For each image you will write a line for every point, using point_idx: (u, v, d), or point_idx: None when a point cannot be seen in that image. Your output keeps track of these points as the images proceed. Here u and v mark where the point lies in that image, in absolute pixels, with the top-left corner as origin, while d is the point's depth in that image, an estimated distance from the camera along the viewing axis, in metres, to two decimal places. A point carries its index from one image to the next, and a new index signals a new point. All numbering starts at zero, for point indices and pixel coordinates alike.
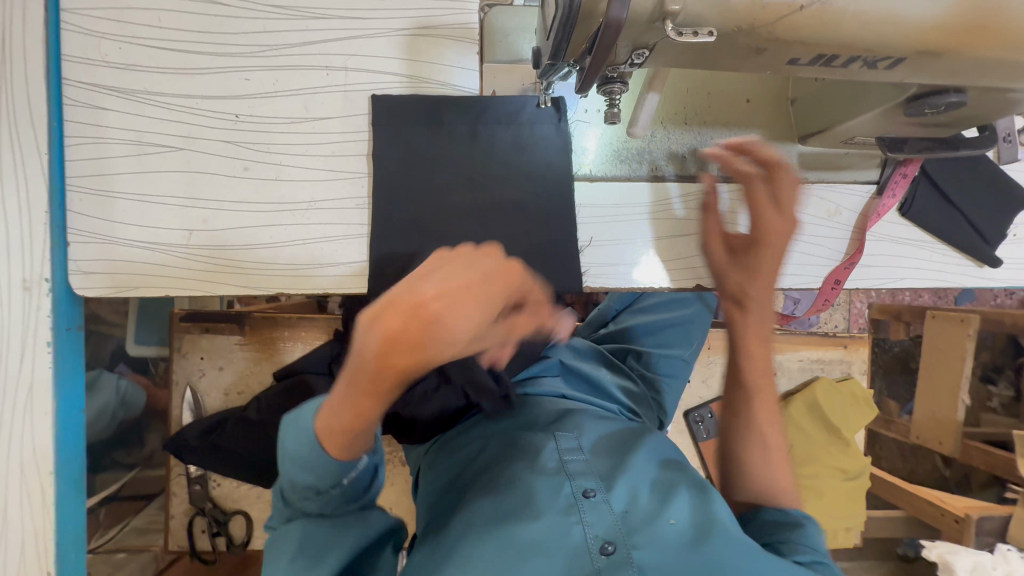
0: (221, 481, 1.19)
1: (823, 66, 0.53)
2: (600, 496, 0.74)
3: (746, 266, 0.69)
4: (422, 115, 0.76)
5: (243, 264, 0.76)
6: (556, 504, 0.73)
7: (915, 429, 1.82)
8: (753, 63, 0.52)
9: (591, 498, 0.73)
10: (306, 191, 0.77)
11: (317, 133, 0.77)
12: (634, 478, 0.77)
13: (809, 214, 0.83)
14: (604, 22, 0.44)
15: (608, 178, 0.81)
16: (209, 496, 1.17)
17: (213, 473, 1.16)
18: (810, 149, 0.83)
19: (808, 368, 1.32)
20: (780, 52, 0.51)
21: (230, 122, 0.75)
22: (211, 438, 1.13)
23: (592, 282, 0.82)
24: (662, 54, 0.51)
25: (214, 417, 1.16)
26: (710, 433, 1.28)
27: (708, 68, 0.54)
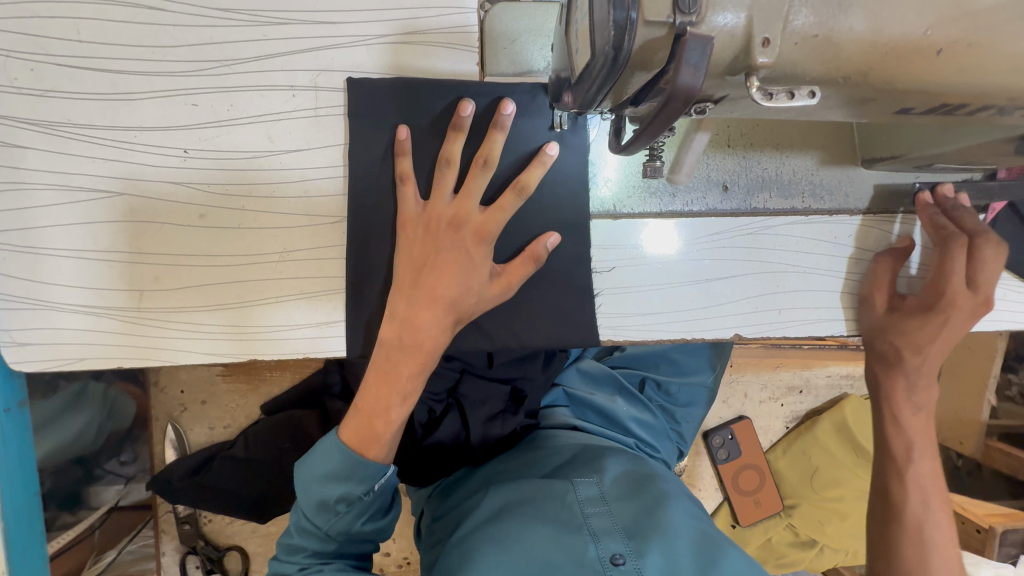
0: (213, 517, 1.12)
1: (942, 114, 0.40)
2: (632, 564, 0.66)
3: (905, 332, 0.67)
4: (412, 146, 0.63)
5: (207, 327, 0.65)
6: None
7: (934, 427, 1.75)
8: (847, 112, 0.39)
9: (621, 567, 0.65)
10: (276, 241, 0.64)
11: (286, 169, 0.63)
12: (669, 540, 0.69)
13: (868, 249, 0.71)
14: (667, 88, 0.31)
15: (636, 216, 0.68)
16: (200, 533, 1.11)
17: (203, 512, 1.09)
18: (874, 173, 0.70)
19: (836, 384, 1.23)
20: (891, 102, 0.37)
21: (178, 159, 0.62)
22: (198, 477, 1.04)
23: (615, 336, 0.70)
24: (731, 107, 0.38)
25: (196, 458, 1.06)
26: (731, 456, 1.21)
27: (788, 117, 0.41)
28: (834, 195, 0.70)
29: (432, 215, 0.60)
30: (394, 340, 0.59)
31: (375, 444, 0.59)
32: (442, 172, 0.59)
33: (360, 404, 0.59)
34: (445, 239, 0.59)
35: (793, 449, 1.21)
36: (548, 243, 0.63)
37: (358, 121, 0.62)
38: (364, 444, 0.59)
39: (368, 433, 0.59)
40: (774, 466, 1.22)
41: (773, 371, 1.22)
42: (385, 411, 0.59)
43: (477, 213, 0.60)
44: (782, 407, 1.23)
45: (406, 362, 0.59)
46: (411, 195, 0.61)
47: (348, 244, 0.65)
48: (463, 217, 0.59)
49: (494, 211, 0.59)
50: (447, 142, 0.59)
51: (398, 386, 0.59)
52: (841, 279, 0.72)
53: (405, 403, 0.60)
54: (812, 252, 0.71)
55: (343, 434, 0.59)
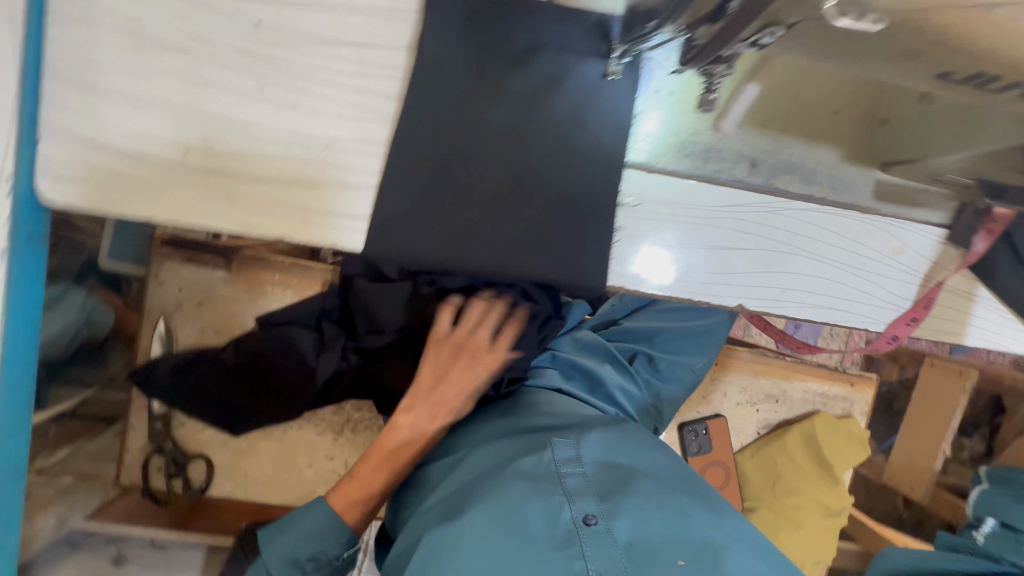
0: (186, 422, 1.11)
1: (975, 87, 0.44)
2: (602, 524, 0.62)
3: None
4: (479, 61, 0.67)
5: (242, 198, 0.66)
6: (552, 534, 0.61)
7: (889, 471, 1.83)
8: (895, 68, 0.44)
9: (593, 526, 0.61)
10: (327, 126, 0.66)
11: (350, 60, 0.66)
12: (644, 504, 0.65)
13: (871, 248, 0.76)
14: None
15: (667, 174, 0.72)
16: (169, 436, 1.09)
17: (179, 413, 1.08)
18: (888, 178, 0.75)
19: (810, 400, 1.28)
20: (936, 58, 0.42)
21: (250, 31, 0.64)
22: (180, 376, 1.04)
23: (629, 284, 0.74)
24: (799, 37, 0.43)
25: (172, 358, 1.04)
26: (701, 450, 1.24)
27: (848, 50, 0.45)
28: (850, 191, 0.75)
29: (446, 344, 0.84)
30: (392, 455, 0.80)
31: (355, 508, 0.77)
32: (464, 321, 0.85)
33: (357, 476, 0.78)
34: (451, 366, 0.83)
35: (760, 454, 1.25)
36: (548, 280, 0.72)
37: (427, 30, 0.66)
38: (345, 510, 0.76)
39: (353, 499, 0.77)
40: (741, 468, 1.26)
41: (754, 377, 1.27)
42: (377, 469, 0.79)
43: (477, 386, 0.84)
44: (756, 412, 1.27)
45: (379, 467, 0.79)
46: (444, 321, 0.86)
47: (393, 145, 0.67)
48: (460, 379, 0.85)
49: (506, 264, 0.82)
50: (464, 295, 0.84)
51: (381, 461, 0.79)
52: (842, 271, 0.77)
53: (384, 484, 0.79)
54: (820, 241, 0.76)
55: (331, 500, 0.77)
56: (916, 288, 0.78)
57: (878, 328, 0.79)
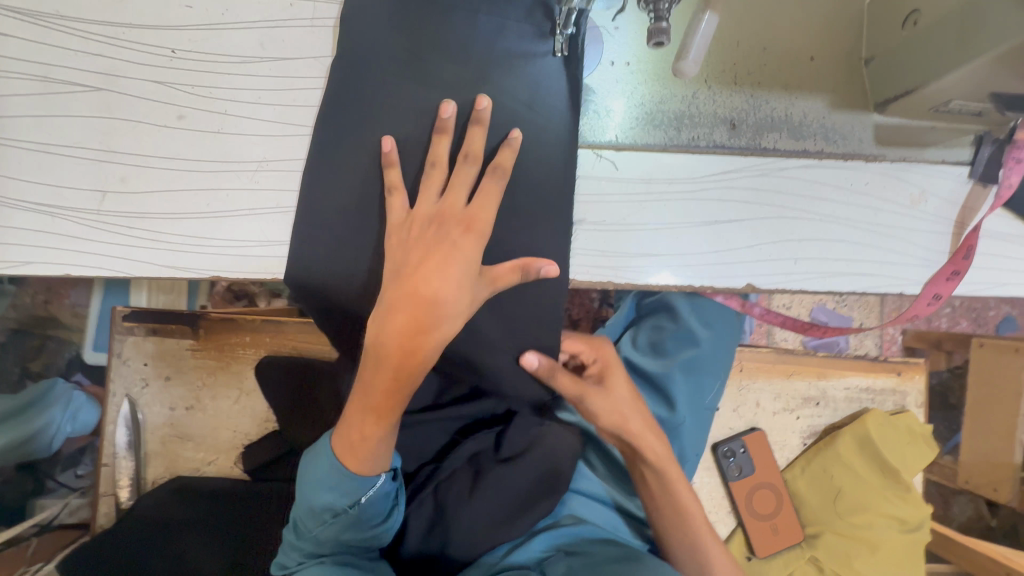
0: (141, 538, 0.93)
1: None
2: None
3: None
4: (413, 41, 0.59)
5: (167, 237, 0.59)
6: None
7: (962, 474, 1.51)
8: None
9: None
10: (255, 148, 0.60)
11: (272, 76, 0.60)
12: None
13: (884, 199, 0.67)
14: None
15: (639, 149, 0.64)
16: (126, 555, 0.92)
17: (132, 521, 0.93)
18: (888, 120, 0.67)
19: (855, 398, 1.13)
20: None
21: (164, 59, 0.59)
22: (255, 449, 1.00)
23: (617, 279, 0.65)
24: None
25: (122, 518, 0.95)
26: (743, 472, 1.08)
27: None
28: (848, 141, 0.66)
29: (392, 347, 0.54)
30: (404, 347, 0.54)
31: (366, 449, 0.57)
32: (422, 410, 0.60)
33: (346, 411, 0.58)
34: (430, 237, 0.55)
35: (813, 468, 1.08)
36: (545, 270, 0.55)
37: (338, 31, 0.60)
38: (349, 452, 0.57)
39: (355, 438, 0.57)
40: (792, 487, 1.09)
41: (787, 380, 1.12)
42: (368, 423, 0.56)
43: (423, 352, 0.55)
44: (798, 420, 1.12)
45: (384, 377, 0.55)
46: (399, 205, 0.57)
47: (325, 152, 0.59)
48: (450, 214, 0.56)
49: (394, 333, 0.54)
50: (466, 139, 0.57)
51: (450, 262, 0.54)
52: (858, 230, 0.67)
53: (394, 397, 0.56)
54: (824, 199, 0.67)
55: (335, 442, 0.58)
56: (950, 238, 0.67)
57: (918, 289, 0.67)
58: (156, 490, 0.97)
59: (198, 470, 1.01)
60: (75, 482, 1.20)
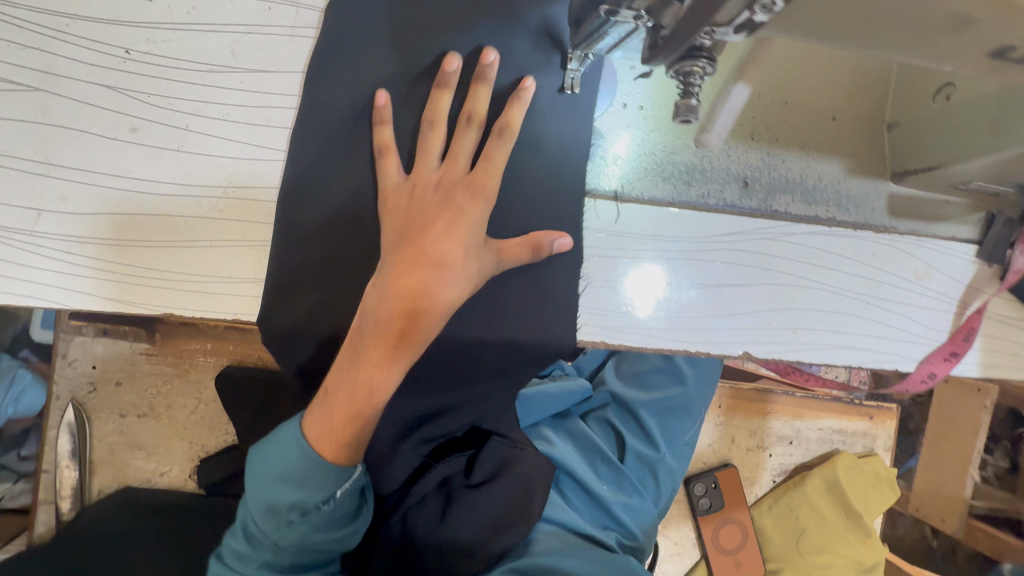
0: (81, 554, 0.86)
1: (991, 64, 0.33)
2: None
3: None
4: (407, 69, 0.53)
5: (112, 266, 0.52)
6: None
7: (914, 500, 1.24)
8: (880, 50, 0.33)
9: None
10: (219, 172, 0.53)
11: (244, 91, 0.53)
12: None
13: (890, 272, 0.64)
14: None
15: (644, 201, 0.60)
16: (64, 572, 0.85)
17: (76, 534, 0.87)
18: (903, 191, 0.64)
19: (827, 439, 1.14)
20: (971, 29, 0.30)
21: (116, 61, 0.52)
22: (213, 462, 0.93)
23: (609, 339, 0.61)
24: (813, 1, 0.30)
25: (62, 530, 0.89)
26: (712, 507, 1.08)
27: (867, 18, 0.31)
28: (861, 209, 0.63)
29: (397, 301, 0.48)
30: (405, 312, 0.48)
31: (348, 435, 0.47)
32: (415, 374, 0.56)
33: (323, 392, 0.49)
34: (432, 203, 0.51)
35: (780, 506, 1.10)
36: (556, 241, 0.55)
37: (323, 46, 0.54)
38: (326, 440, 0.47)
39: (338, 422, 0.47)
40: (758, 524, 1.10)
41: (763, 419, 1.12)
42: (351, 403, 0.47)
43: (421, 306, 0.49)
44: (770, 457, 1.12)
45: (383, 340, 0.48)
46: (393, 168, 0.53)
47: (299, 146, 0.54)
48: (456, 177, 0.52)
49: (399, 282, 0.49)
50: (470, 99, 0.52)
51: (457, 225, 0.50)
52: (861, 302, 0.64)
53: (388, 371, 0.48)
54: (830, 267, 0.63)
55: (307, 433, 0.48)
56: (951, 317, 0.65)
57: (912, 367, 0.65)
58: (100, 501, 0.91)
59: (149, 481, 0.95)
60: (16, 464, 1.05)
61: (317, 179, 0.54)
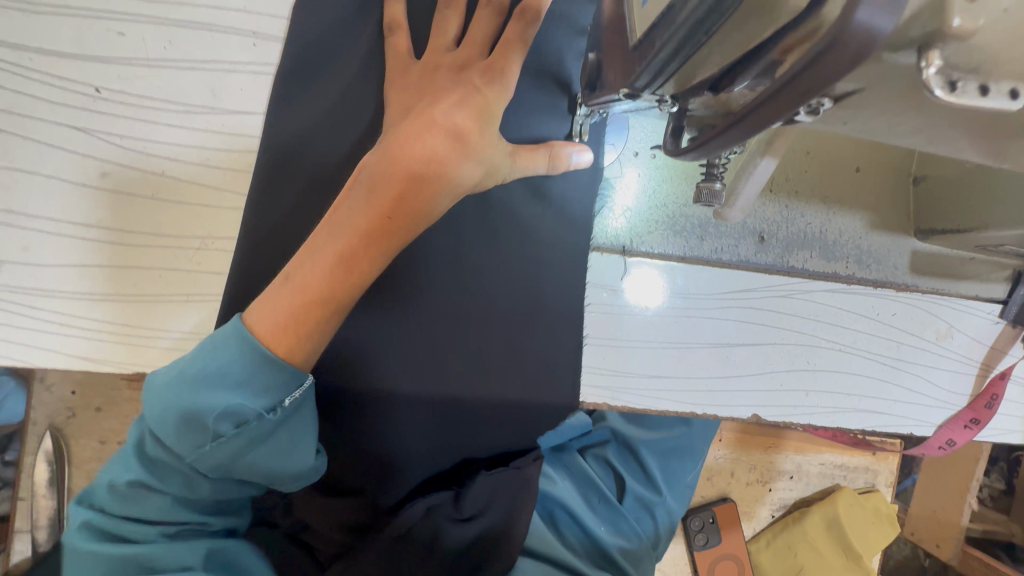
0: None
1: None
2: None
3: None
4: None
5: (80, 321, 0.48)
6: None
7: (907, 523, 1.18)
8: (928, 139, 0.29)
9: None
10: (195, 221, 0.49)
11: (225, 134, 0.49)
12: None
13: (910, 333, 0.61)
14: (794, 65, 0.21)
15: (653, 255, 0.56)
16: None
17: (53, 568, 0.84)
18: (927, 247, 0.60)
19: (829, 474, 1.11)
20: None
21: (85, 100, 0.47)
22: None
23: (613, 400, 0.57)
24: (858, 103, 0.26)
25: (39, 563, 0.86)
26: (709, 543, 1.06)
27: (921, 116, 0.27)
28: (882, 265, 0.60)
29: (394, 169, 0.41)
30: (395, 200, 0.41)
31: (304, 323, 0.41)
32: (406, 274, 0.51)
33: (289, 272, 0.42)
34: (444, 81, 0.44)
35: (778, 543, 1.08)
36: (575, 153, 0.49)
37: (313, 86, 0.50)
38: (276, 328, 0.41)
39: (299, 303, 0.41)
40: (756, 560, 1.08)
41: (764, 453, 1.09)
42: (321, 282, 0.41)
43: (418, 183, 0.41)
44: (770, 492, 1.10)
45: (370, 216, 0.40)
46: (405, 45, 0.48)
47: (286, 193, 0.50)
48: (464, 91, 0.43)
49: (406, 148, 0.41)
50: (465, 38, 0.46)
51: (470, 109, 0.43)
52: (879, 364, 0.61)
53: (366, 262, 0.41)
54: (847, 327, 0.60)
55: (251, 315, 0.41)
56: (972, 381, 0.62)
57: (930, 432, 0.62)
58: None
59: None
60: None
61: (314, 135, 0.49)
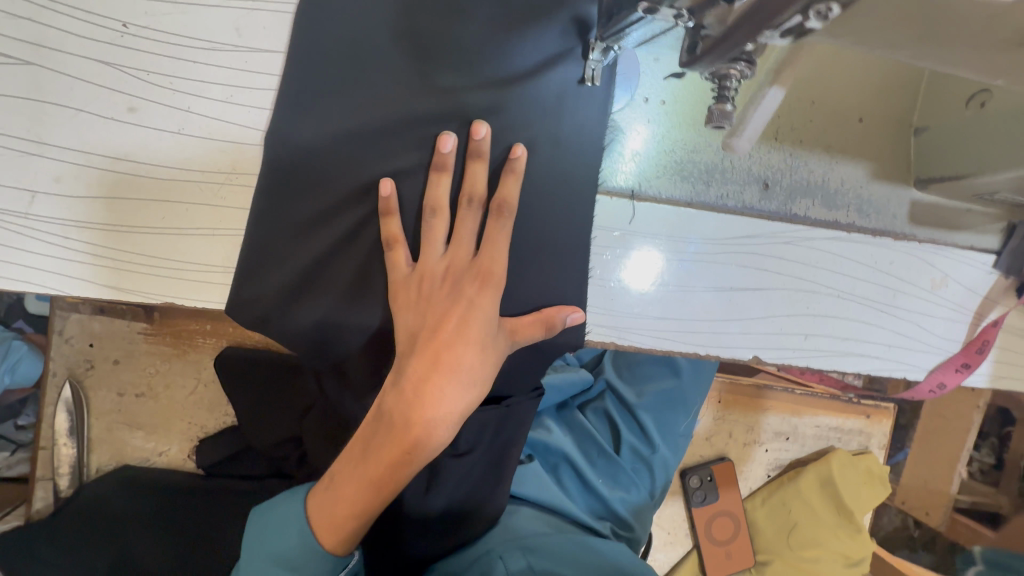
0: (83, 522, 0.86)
1: None
2: None
3: None
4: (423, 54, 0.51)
5: (110, 252, 0.50)
6: None
7: (897, 492, 1.23)
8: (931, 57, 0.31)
9: None
10: (220, 157, 0.51)
11: (249, 72, 0.50)
12: None
13: (906, 281, 0.63)
14: None
15: (661, 200, 0.58)
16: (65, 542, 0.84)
17: (76, 510, 0.87)
18: (926, 198, 0.62)
19: (823, 436, 1.14)
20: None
21: (112, 36, 0.49)
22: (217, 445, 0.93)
23: (619, 341, 0.60)
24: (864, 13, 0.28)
25: (61, 506, 0.89)
26: (707, 500, 1.10)
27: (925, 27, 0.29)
28: (881, 215, 0.62)
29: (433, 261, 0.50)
30: (441, 276, 0.50)
31: (344, 528, 0.47)
32: (428, 221, 0.51)
33: (335, 475, 0.48)
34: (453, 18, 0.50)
35: (772, 501, 1.11)
36: (568, 318, 0.54)
37: (332, 24, 0.50)
38: (324, 526, 0.47)
39: (338, 515, 0.47)
40: (751, 517, 1.12)
41: (761, 414, 1.12)
42: (356, 506, 0.47)
43: (459, 254, 0.50)
44: (765, 453, 1.13)
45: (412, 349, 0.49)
46: None
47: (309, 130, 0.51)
48: (461, 269, 0.50)
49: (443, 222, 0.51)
50: (467, 178, 0.50)
51: (470, 322, 0.49)
52: (875, 310, 0.63)
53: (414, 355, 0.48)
54: (846, 274, 0.62)
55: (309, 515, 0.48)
56: (966, 328, 0.65)
57: (922, 377, 0.65)
58: (99, 479, 0.90)
59: (147, 461, 0.95)
60: (13, 434, 1.03)
61: (328, 64, 0.50)
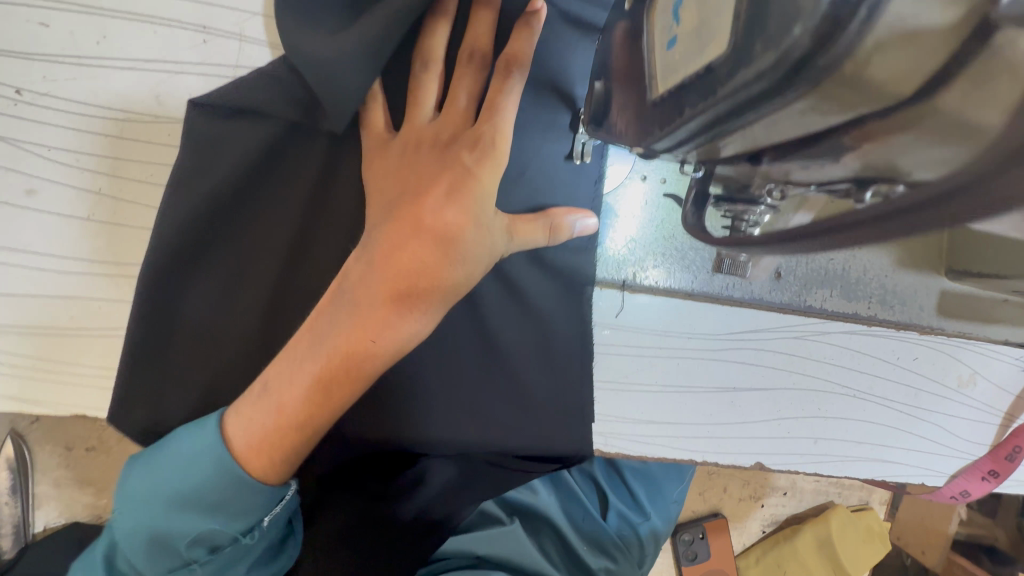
0: None
1: None
2: None
3: None
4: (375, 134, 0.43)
5: (9, 358, 0.43)
6: None
7: (892, 528, 1.13)
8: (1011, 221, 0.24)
9: None
10: (137, 246, 0.43)
11: (167, 146, 0.42)
12: None
13: (930, 379, 0.56)
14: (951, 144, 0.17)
15: (660, 292, 0.51)
16: None
17: None
18: (957, 287, 0.53)
19: (824, 491, 1.08)
20: None
21: (4, 104, 0.41)
22: None
23: (606, 448, 0.53)
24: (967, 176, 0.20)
25: None
26: (698, 558, 1.04)
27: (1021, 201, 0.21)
28: (907, 307, 0.55)
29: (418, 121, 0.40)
30: (429, 146, 0.39)
31: (279, 446, 0.38)
32: (420, 78, 0.40)
33: (266, 379, 0.38)
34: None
35: (768, 560, 1.05)
36: (579, 220, 0.43)
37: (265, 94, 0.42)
38: (255, 446, 0.38)
39: (270, 426, 0.37)
40: None
41: (758, 469, 1.06)
42: (299, 410, 0.37)
43: (456, 119, 0.40)
44: (762, 508, 1.07)
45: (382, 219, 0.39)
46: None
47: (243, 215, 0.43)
48: (457, 133, 0.40)
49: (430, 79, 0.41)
50: (471, 30, 0.40)
51: (465, 189, 0.38)
52: (894, 411, 0.56)
53: (387, 225, 0.38)
54: (864, 371, 0.55)
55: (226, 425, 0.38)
56: (993, 430, 0.58)
57: (944, 482, 0.58)
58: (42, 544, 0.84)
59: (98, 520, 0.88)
60: None
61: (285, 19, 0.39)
